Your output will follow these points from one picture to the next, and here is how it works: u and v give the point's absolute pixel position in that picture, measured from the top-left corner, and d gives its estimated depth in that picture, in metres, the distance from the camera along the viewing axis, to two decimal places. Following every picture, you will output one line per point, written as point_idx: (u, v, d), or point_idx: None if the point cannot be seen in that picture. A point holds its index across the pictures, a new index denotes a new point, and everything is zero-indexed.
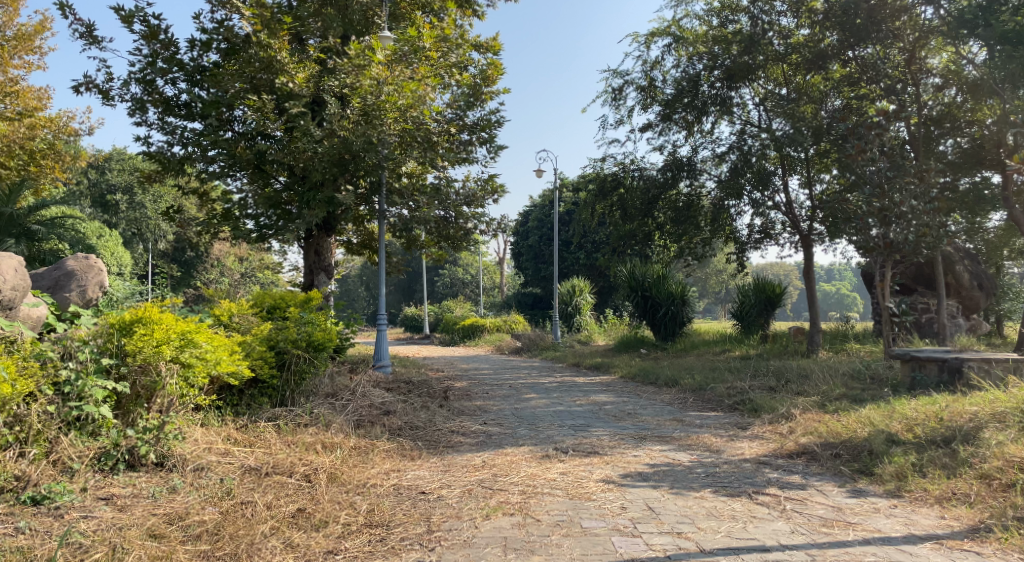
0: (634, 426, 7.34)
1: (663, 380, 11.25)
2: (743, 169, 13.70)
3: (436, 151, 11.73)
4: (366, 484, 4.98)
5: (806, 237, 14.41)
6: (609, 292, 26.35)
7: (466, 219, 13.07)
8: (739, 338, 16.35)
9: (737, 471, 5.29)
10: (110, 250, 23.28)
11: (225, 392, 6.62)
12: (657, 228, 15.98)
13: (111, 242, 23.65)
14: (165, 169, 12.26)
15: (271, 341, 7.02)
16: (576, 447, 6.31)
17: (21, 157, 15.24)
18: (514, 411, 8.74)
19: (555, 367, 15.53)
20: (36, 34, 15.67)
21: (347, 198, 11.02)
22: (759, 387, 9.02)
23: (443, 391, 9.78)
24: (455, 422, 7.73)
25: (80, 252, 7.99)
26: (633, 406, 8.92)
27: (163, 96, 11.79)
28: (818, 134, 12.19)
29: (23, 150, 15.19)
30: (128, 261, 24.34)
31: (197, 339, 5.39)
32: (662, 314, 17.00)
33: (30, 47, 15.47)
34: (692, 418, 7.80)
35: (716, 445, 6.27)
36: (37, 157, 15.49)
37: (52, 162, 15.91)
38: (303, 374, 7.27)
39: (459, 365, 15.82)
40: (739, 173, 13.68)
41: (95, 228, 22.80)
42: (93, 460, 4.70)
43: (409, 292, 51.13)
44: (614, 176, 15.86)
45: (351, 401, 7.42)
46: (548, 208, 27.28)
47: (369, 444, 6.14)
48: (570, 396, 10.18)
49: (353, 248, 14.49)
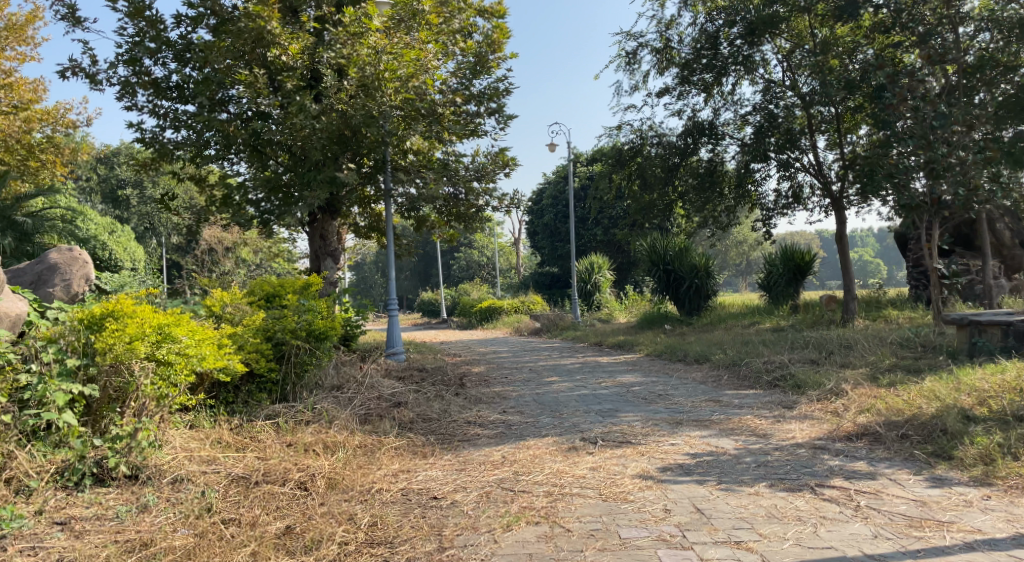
0: (666, 410, 6.69)
1: (693, 357, 10.55)
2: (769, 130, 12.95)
3: (443, 125, 11.05)
4: (371, 490, 4.40)
5: (837, 200, 13.66)
6: (628, 268, 25.61)
7: (476, 197, 12.41)
8: (768, 310, 15.62)
9: (791, 460, 4.63)
10: (122, 245, 22.83)
11: (218, 390, 6.06)
12: (677, 197, 15.28)
13: (124, 237, 23.31)
14: (159, 156, 11.70)
15: (267, 331, 6.45)
16: (605, 437, 5.66)
17: (20, 152, 14.73)
18: (535, 397, 8.11)
19: (577, 348, 14.87)
20: (28, 24, 15.10)
21: (350, 177, 10.42)
22: (799, 362, 8.32)
23: (459, 377, 9.21)
24: (471, 411, 7.12)
25: (63, 245, 7.61)
26: (663, 386, 8.27)
27: (153, 78, 11.22)
28: (847, 87, 11.51)
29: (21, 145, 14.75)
30: (141, 257, 23.92)
31: (176, 333, 4.87)
32: (685, 288, 16.30)
33: (23, 38, 14.89)
34: (730, 399, 7.13)
35: (761, 429, 5.61)
36: (35, 152, 14.95)
37: (53, 157, 15.39)
38: (305, 366, 6.69)
39: (476, 350, 15.20)
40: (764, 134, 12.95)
41: (106, 224, 22.36)
42: (55, 475, 4.14)
43: (426, 278, 50.61)
44: (629, 145, 15.12)
45: (358, 393, 6.83)
46: (563, 184, 26.51)
47: (376, 442, 5.54)
48: (594, 378, 9.52)
49: (361, 232, 13.87)
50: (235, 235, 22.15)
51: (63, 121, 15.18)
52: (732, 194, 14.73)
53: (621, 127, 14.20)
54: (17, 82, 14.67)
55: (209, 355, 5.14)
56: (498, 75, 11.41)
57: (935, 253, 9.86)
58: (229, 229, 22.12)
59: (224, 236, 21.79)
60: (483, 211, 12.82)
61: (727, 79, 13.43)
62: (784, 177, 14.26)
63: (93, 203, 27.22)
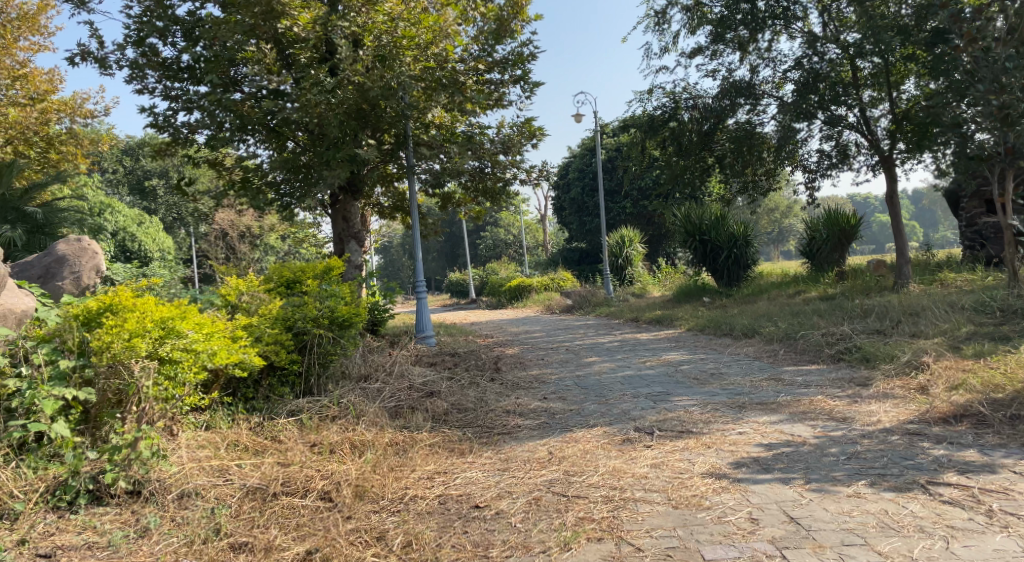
0: (725, 391, 6.10)
1: (740, 330, 9.89)
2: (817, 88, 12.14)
3: (466, 94, 10.43)
4: (406, 498, 3.88)
5: (886, 158, 12.92)
6: (660, 240, 24.83)
7: (503, 170, 11.78)
8: (813, 278, 14.85)
9: (886, 448, 4.03)
10: (151, 236, 22.35)
11: (236, 385, 5.56)
12: (714, 162, 14.56)
13: (154, 228, 22.91)
14: (173, 141, 11.22)
15: (289, 321, 5.92)
16: (662, 426, 5.07)
17: (39, 145, 14.60)
18: (577, 381, 7.54)
19: (613, 324, 14.25)
20: (40, 12, 14.56)
21: (371, 153, 9.88)
22: (864, 333, 7.65)
23: (494, 361, 8.67)
24: (509, 399, 6.57)
25: (70, 236, 7.28)
26: (714, 364, 7.66)
27: (162, 59, 10.75)
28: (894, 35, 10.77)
29: (40, 137, 14.39)
30: (169, 247, 23.52)
31: (181, 328, 4.35)
32: (724, 258, 15.55)
33: (36, 26, 14.37)
34: (792, 377, 6.50)
35: (839, 410, 5.00)
36: (55, 145, 14.77)
37: (74, 148, 15.21)
38: (330, 358, 6.16)
39: (509, 330, 14.62)
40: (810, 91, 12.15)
41: (133, 215, 21.96)
42: (45, 495, 3.69)
43: (453, 258, 50.10)
44: (662, 110, 14.37)
45: (387, 384, 6.31)
46: (589, 156, 25.65)
47: (409, 439, 5.01)
48: (637, 357, 8.92)
49: (384, 212, 13.31)
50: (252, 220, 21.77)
51: (81, 111, 14.77)
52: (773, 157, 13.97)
53: (652, 91, 13.54)
54: (32, 73, 14.20)
55: (222, 351, 4.61)
56: (523, 38, 10.76)
57: (1007, 208, 9.10)
58: (245, 214, 21.83)
59: (238, 221, 21.47)
60: (510, 185, 12.19)
61: (765, 34, 12.69)
62: (827, 137, 13.55)
63: (120, 195, 26.91)
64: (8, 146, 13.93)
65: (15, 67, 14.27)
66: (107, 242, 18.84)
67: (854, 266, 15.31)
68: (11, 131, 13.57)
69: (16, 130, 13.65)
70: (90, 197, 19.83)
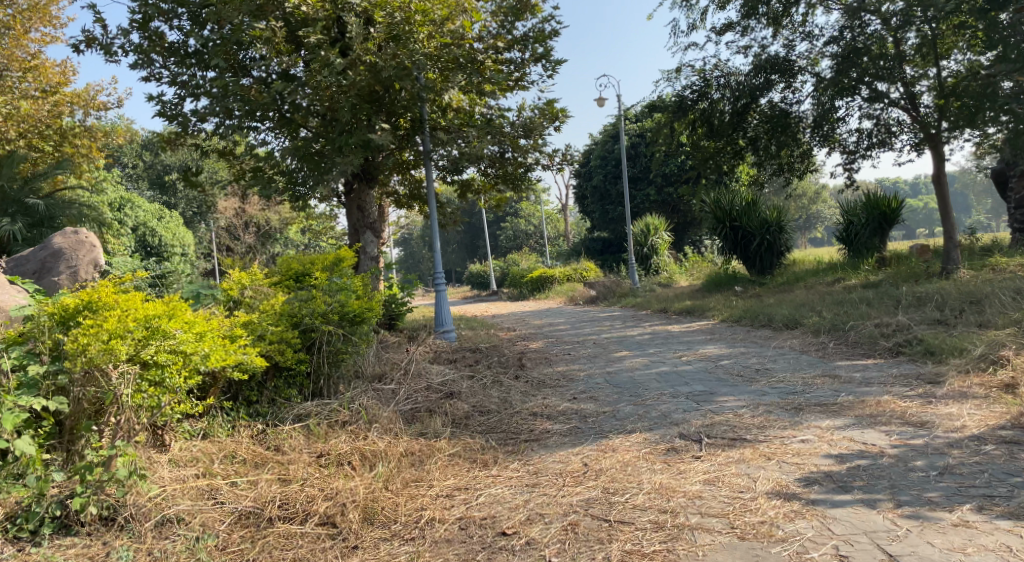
0: (775, 391, 5.56)
1: (780, 322, 9.27)
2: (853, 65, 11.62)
3: (484, 75, 9.88)
4: (422, 525, 3.47)
5: (930, 134, 12.58)
6: (685, 228, 24.14)
7: (524, 155, 11.21)
8: (851, 264, 14.12)
9: (982, 460, 3.61)
10: (172, 231, 21.97)
11: (237, 388, 5.06)
12: (746, 144, 13.91)
13: (174, 223, 22.54)
14: (182, 131, 10.75)
15: (295, 318, 5.42)
16: (709, 431, 4.51)
17: (53, 138, 14.16)
18: (609, 378, 6.99)
19: (640, 316, 13.65)
20: (52, 2, 13.80)
21: (385, 138, 9.35)
22: (923, 325, 7.05)
23: (518, 357, 8.15)
24: (535, 400, 6.04)
25: (69, 228, 7.18)
26: (757, 359, 7.11)
27: (168, 43, 10.27)
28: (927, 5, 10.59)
29: (53, 130, 13.99)
30: (190, 241, 23.17)
31: (168, 328, 3.85)
32: (756, 245, 14.87)
33: (48, 18, 13.65)
34: (848, 374, 5.95)
35: (912, 412, 4.48)
36: (69, 138, 14.30)
37: (88, 141, 14.70)
38: (341, 356, 5.66)
39: (532, 323, 14.08)
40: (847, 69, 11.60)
41: (154, 210, 21.44)
42: (6, 523, 3.34)
43: (473, 250, 49.60)
44: (691, 91, 13.80)
45: (402, 385, 5.79)
46: (611, 144, 24.89)
47: (427, 448, 4.49)
48: (670, 351, 8.34)
49: (401, 202, 12.78)
50: (256, 209, 22.08)
51: (94, 104, 14.23)
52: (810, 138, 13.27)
53: (681, 70, 12.97)
54: (44, 65, 13.66)
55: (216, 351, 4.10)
56: (543, 12, 10.16)
57: None
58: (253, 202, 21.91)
59: (244, 209, 21.82)
60: (532, 171, 11.63)
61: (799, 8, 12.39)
62: (866, 114, 13.13)
63: (141, 190, 26.65)
64: (22, 141, 13.56)
65: (27, 59, 13.73)
66: (127, 238, 18.49)
67: (895, 251, 14.60)
68: (24, 125, 13.15)
69: (28, 124, 13.25)
70: (109, 192, 19.46)
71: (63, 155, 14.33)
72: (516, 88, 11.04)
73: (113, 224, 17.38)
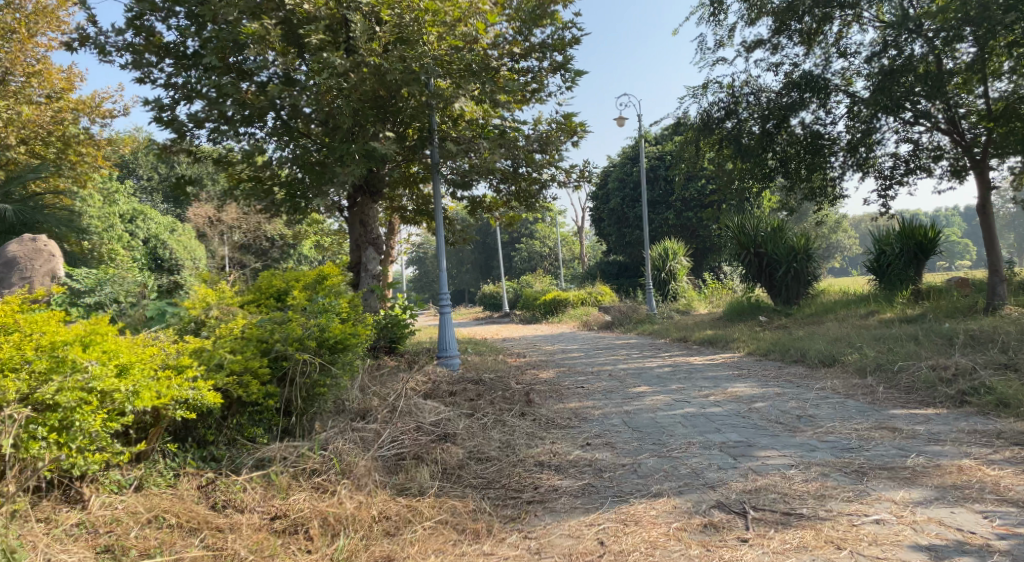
0: (826, 445, 4.78)
1: (816, 358, 8.41)
2: (892, 86, 10.95)
3: (498, 84, 9.15)
4: None
5: (975, 159, 11.75)
6: (705, 252, 23.17)
7: (539, 170, 10.44)
8: (885, 296, 13.21)
9: None
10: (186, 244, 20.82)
11: (186, 430, 4.25)
12: (776, 165, 13.06)
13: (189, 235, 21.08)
14: (176, 136, 9.89)
15: (265, 345, 4.65)
16: (756, 502, 3.80)
17: (55, 146, 13.35)
18: (627, 419, 6.17)
19: (658, 345, 12.80)
20: (61, 6, 12.92)
21: (388, 147, 8.61)
22: (990, 369, 6.22)
23: (525, 390, 7.35)
24: (542, 444, 5.23)
25: (26, 235, 7.35)
26: (798, 402, 6.31)
27: (159, 41, 9.44)
28: (972, 19, 9.93)
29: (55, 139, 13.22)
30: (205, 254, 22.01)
31: (81, 360, 3.68)
32: (782, 273, 13.97)
33: (55, 22, 12.74)
34: (909, 427, 5.20)
35: (1003, 485, 3.83)
36: (72, 146, 13.41)
37: (93, 150, 13.81)
38: (318, 387, 4.83)
39: (543, 349, 13.23)
40: (885, 89, 10.96)
41: (167, 223, 20.32)
42: None
43: (487, 270, 48.66)
44: (718, 108, 13.05)
45: (387, 425, 4.93)
46: (630, 165, 24.05)
47: (406, 510, 3.86)
48: (693, 388, 7.50)
49: (406, 218, 12.01)
50: (231, 217, 21.19)
51: (99, 111, 13.42)
52: (843, 161, 12.47)
53: (707, 86, 12.32)
54: (48, 70, 12.76)
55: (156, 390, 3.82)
56: (564, 19, 9.46)
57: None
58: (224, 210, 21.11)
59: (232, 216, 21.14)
60: (547, 188, 10.88)
61: (833, 25, 11.69)
62: (904, 138, 12.37)
63: (155, 203, 26.06)
64: (23, 147, 12.93)
65: (33, 63, 12.89)
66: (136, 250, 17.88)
67: (931, 283, 13.67)
68: (24, 130, 12.45)
69: (28, 130, 12.54)
70: (120, 203, 18.74)
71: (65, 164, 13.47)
72: (533, 100, 10.34)
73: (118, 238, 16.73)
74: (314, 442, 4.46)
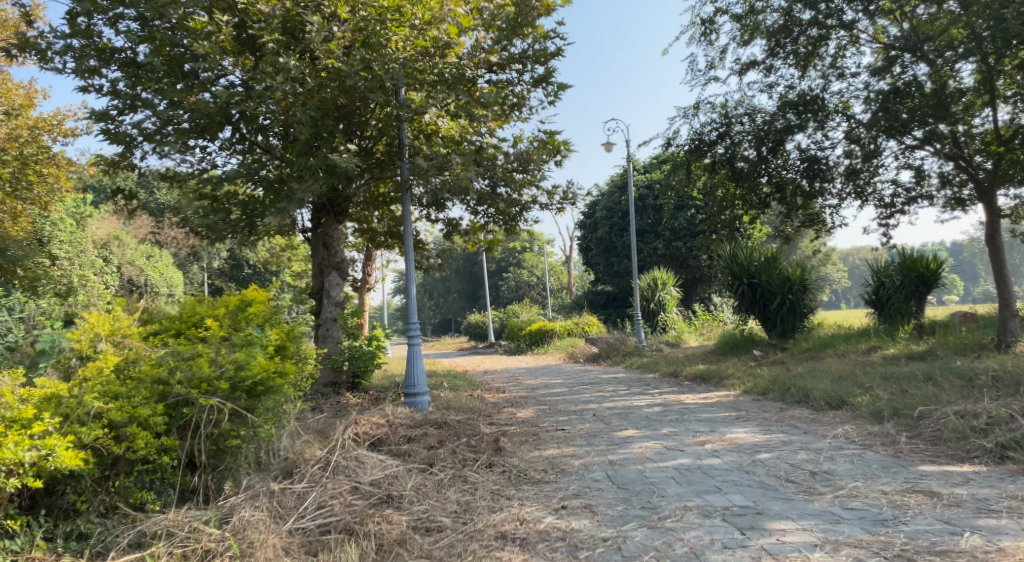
0: (853, 515, 3.96)
1: (822, 400, 7.55)
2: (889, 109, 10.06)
3: (474, 95, 8.33)
4: None
5: (980, 188, 11.04)
6: (694, 283, 22.35)
7: (519, 191, 9.63)
8: (886, 331, 12.42)
9: None
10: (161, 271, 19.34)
11: (44, 501, 3.58)
12: (772, 190, 12.25)
13: (162, 261, 19.63)
14: (123, 149, 8.87)
15: (160, 388, 3.80)
16: None
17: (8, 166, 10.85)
18: (612, 472, 5.26)
19: (646, 380, 11.91)
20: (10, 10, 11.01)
21: (351, 160, 7.69)
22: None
23: (497, 434, 6.43)
24: (509, 508, 4.33)
25: None
26: (810, 454, 5.46)
27: (105, 42, 8.51)
28: (979, 41, 9.26)
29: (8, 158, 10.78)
30: (179, 282, 20.43)
31: None
32: (777, 305, 13.15)
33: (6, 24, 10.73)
34: (947, 490, 4.36)
35: None
36: (31, 167, 11.02)
37: (56, 170, 11.42)
38: (232, 440, 3.95)
39: (524, 383, 12.30)
40: (881, 116, 10.08)
41: (143, 247, 18.88)
42: None
43: (474, 299, 47.66)
44: (711, 130, 12.27)
45: (313, 486, 4.06)
46: (618, 194, 23.27)
47: None
48: (687, 433, 6.60)
49: (376, 240, 11.09)
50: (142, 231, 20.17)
51: (63, 128, 11.06)
52: (842, 188, 11.76)
53: (699, 106, 11.62)
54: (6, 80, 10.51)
55: None
56: (544, 28, 8.73)
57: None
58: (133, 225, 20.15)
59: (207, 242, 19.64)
60: (528, 210, 10.04)
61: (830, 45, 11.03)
62: (905, 163, 11.68)
63: None
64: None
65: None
66: (108, 277, 16.60)
67: (934, 318, 12.89)
68: None
69: None
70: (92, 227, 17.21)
71: (22, 187, 11.14)
72: (514, 115, 9.55)
73: (88, 264, 15.52)
74: (208, 512, 3.65)
